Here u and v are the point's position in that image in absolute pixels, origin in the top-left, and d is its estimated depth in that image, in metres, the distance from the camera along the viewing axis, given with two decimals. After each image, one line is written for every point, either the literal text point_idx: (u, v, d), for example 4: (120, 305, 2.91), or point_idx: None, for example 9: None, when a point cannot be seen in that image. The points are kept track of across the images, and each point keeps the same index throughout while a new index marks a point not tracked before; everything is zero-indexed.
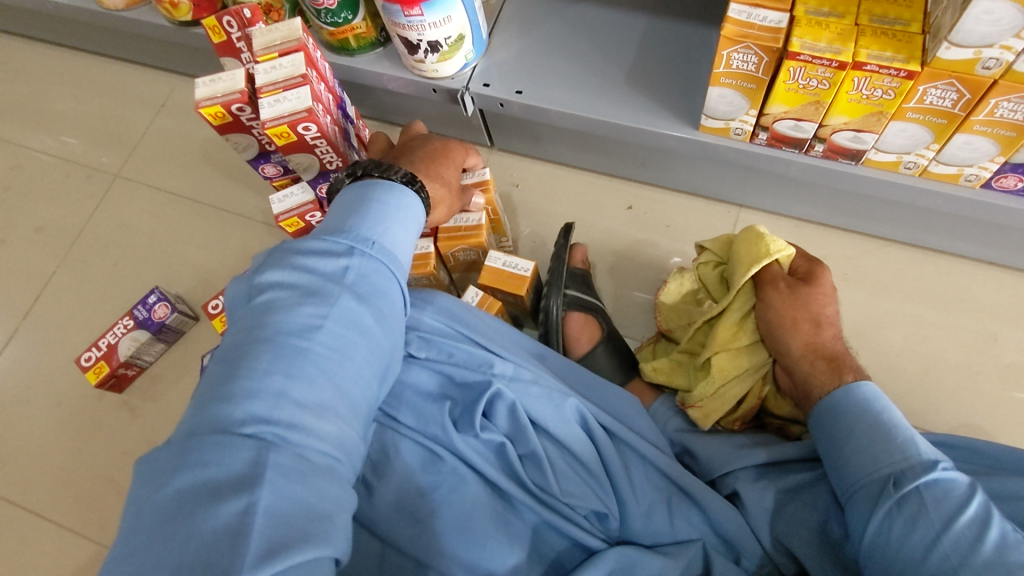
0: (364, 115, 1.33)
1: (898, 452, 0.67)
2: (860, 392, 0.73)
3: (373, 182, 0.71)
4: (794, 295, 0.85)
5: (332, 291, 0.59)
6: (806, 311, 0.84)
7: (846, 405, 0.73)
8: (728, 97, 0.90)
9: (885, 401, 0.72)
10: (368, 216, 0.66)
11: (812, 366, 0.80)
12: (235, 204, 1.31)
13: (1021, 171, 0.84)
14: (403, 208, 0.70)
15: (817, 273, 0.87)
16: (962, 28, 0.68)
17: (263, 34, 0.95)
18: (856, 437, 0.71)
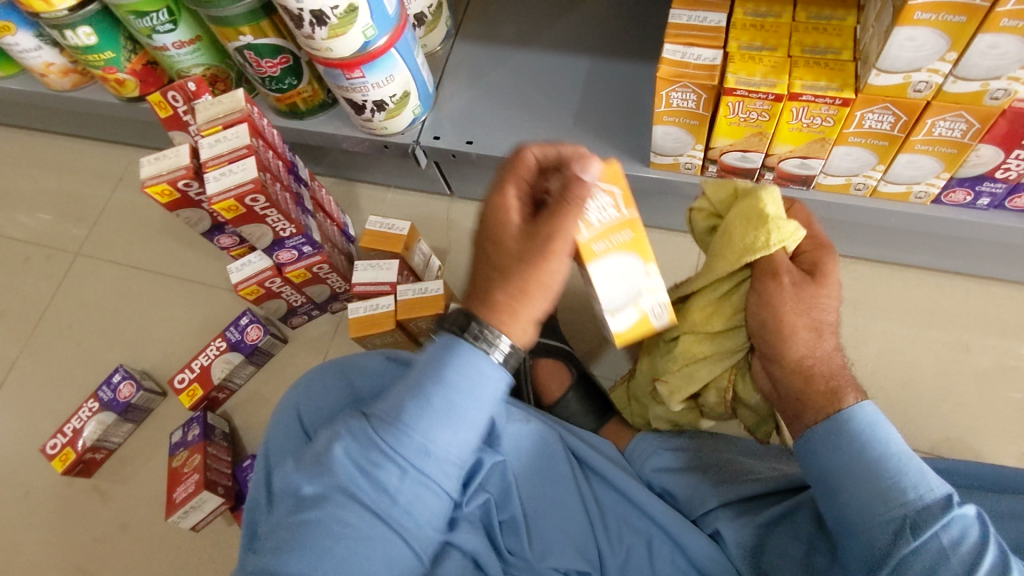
0: (322, 173, 1.32)
1: (909, 489, 0.56)
2: (857, 415, 0.61)
3: (455, 351, 0.58)
4: (798, 294, 0.68)
5: (379, 517, 0.57)
6: (808, 313, 0.68)
7: (844, 429, 0.60)
8: (673, 134, 0.90)
9: (884, 424, 0.60)
10: (417, 410, 0.57)
11: (805, 381, 0.66)
12: (198, 274, 1.29)
13: (968, 184, 0.85)
14: (476, 387, 0.58)
15: (825, 264, 0.71)
16: (888, 55, 0.69)
17: (208, 107, 0.96)
18: (859, 470, 0.58)
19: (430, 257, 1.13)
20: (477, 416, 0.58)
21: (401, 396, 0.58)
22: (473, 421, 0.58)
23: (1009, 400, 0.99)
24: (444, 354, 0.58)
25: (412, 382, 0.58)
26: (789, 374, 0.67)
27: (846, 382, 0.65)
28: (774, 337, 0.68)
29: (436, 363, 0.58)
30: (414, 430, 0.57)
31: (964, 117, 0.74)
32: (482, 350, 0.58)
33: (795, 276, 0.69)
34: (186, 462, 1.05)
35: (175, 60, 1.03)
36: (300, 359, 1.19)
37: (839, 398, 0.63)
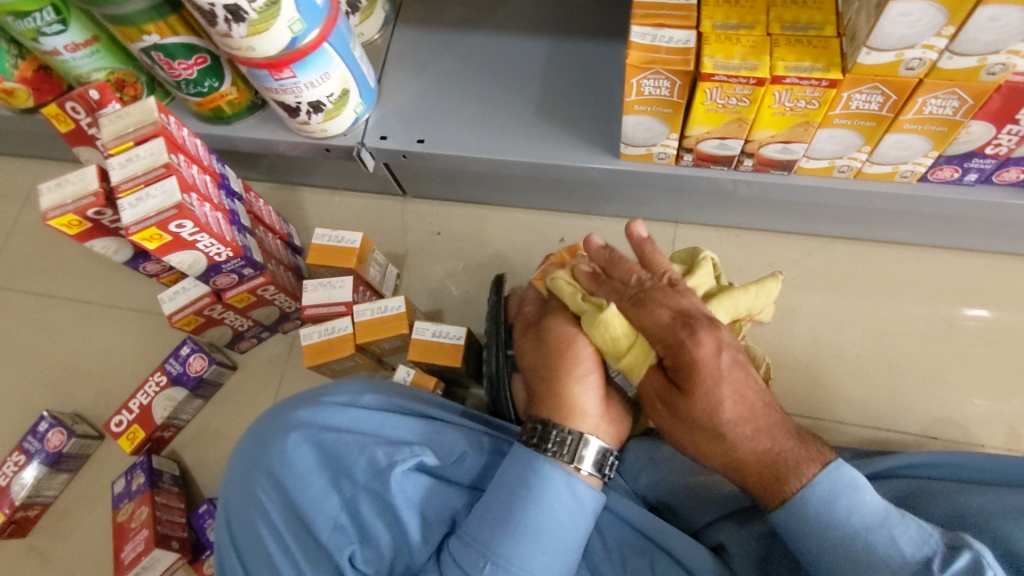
0: (259, 178, 1.20)
1: (886, 567, 0.52)
2: (812, 496, 0.55)
3: (535, 463, 0.63)
4: (678, 414, 0.60)
5: None
6: (730, 388, 0.58)
7: (801, 516, 0.55)
8: (645, 124, 0.82)
9: (848, 490, 0.54)
10: (522, 543, 0.60)
11: (762, 475, 0.57)
12: (128, 299, 1.16)
13: (956, 162, 0.80)
14: (554, 524, 0.62)
15: (687, 360, 0.58)
16: (880, 33, 0.63)
17: (113, 121, 0.82)
18: (827, 560, 0.54)
19: (387, 267, 1.03)
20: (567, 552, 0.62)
21: (493, 517, 0.62)
22: (571, 540, 0.62)
23: (996, 373, 0.97)
24: (524, 469, 0.63)
25: (499, 497, 0.63)
26: (740, 475, 0.59)
27: (796, 450, 0.57)
28: (695, 447, 0.61)
29: (509, 477, 0.64)
30: (503, 557, 0.60)
31: (957, 95, 0.69)
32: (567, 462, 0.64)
33: (663, 392, 0.62)
34: (132, 515, 0.94)
35: (71, 65, 0.89)
36: (252, 387, 1.09)
37: (783, 487, 0.56)
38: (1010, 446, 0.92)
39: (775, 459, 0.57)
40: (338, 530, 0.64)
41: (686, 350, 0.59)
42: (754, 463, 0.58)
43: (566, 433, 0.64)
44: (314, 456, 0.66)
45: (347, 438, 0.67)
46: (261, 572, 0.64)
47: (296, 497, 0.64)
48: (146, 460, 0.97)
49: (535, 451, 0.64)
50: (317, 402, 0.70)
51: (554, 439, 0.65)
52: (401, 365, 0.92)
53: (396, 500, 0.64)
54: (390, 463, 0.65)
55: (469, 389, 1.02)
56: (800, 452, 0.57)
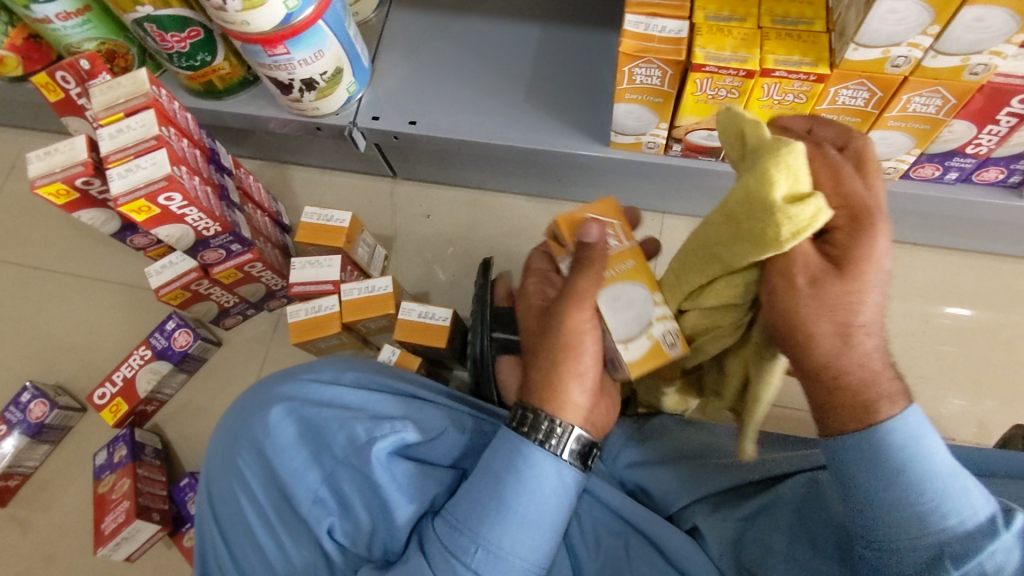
0: (249, 155, 1.20)
1: (950, 514, 0.49)
2: (898, 430, 0.51)
3: (522, 450, 0.59)
4: (822, 298, 0.50)
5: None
6: (878, 297, 0.51)
7: (875, 447, 0.51)
8: (635, 112, 0.83)
9: (928, 434, 0.51)
10: (496, 521, 0.58)
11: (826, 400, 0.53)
12: (114, 273, 1.15)
13: (938, 159, 0.82)
14: (534, 504, 0.58)
15: (859, 247, 0.50)
16: (868, 29, 0.64)
17: (104, 91, 0.81)
18: (888, 496, 0.51)
19: (376, 247, 1.04)
20: (546, 531, 0.59)
21: (469, 496, 0.59)
22: (551, 520, 0.59)
23: (969, 369, 0.99)
24: (503, 452, 0.60)
25: (477, 479, 0.60)
26: (824, 396, 0.53)
27: (891, 383, 0.52)
28: (796, 345, 0.52)
29: (494, 460, 0.60)
30: (479, 535, 0.58)
31: (941, 93, 0.70)
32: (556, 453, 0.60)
33: (813, 270, 0.51)
34: (113, 487, 0.94)
35: (61, 34, 0.88)
36: (237, 363, 1.09)
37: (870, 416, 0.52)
38: (979, 440, 0.95)
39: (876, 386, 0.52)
40: (318, 503, 0.64)
41: (856, 241, 0.51)
42: (857, 380, 0.52)
43: (554, 424, 0.60)
44: (292, 431, 0.67)
45: (328, 413, 0.67)
46: (245, 547, 0.65)
47: (278, 469, 0.65)
48: (129, 433, 0.98)
49: (516, 435, 0.60)
50: (298, 378, 0.71)
51: (539, 426, 0.60)
52: (386, 345, 0.92)
53: (374, 474, 0.64)
54: (369, 439, 0.65)
55: (453, 371, 1.03)
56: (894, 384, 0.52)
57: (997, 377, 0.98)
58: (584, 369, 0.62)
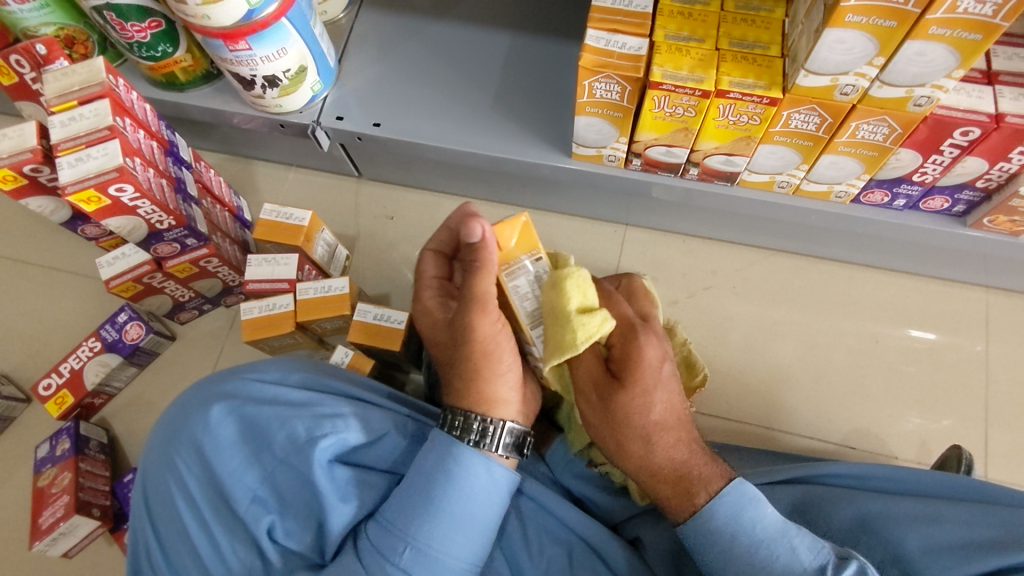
0: (212, 148, 1.18)
1: (785, 572, 0.57)
2: (719, 509, 0.59)
3: (453, 452, 0.61)
4: (607, 407, 0.62)
5: None
6: (664, 396, 0.62)
7: (709, 525, 0.59)
8: (596, 126, 0.84)
9: (749, 505, 0.59)
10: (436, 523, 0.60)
11: (662, 481, 0.62)
12: (68, 261, 1.13)
13: (887, 186, 0.84)
14: (470, 508, 0.61)
15: (633, 357, 0.61)
16: (817, 56, 0.66)
17: (58, 78, 0.80)
18: (733, 567, 0.58)
19: (336, 247, 1.03)
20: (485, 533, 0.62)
21: (403, 499, 0.61)
22: (482, 523, 0.61)
23: (914, 390, 1.02)
24: (441, 458, 0.61)
25: (416, 482, 0.61)
26: (649, 479, 0.63)
27: (705, 468, 0.62)
28: (617, 448, 0.63)
29: (426, 461, 0.62)
30: (421, 539, 0.59)
31: (887, 122, 0.72)
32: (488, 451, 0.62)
33: (602, 384, 0.63)
34: (54, 480, 0.92)
35: (18, 17, 0.87)
36: (190, 358, 1.07)
37: (692, 500, 0.61)
38: (920, 459, 0.97)
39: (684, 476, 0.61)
40: (256, 502, 0.64)
41: (630, 348, 0.62)
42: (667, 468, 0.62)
43: (492, 428, 0.62)
44: (234, 429, 0.66)
45: (269, 412, 0.67)
46: (177, 544, 0.64)
47: (216, 468, 0.64)
48: (73, 426, 0.96)
49: (452, 438, 0.62)
50: (240, 377, 0.71)
51: (470, 427, 0.62)
52: (340, 346, 0.92)
53: (314, 475, 0.64)
54: (311, 439, 0.65)
55: (408, 374, 1.03)
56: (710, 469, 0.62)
57: (940, 398, 1.01)
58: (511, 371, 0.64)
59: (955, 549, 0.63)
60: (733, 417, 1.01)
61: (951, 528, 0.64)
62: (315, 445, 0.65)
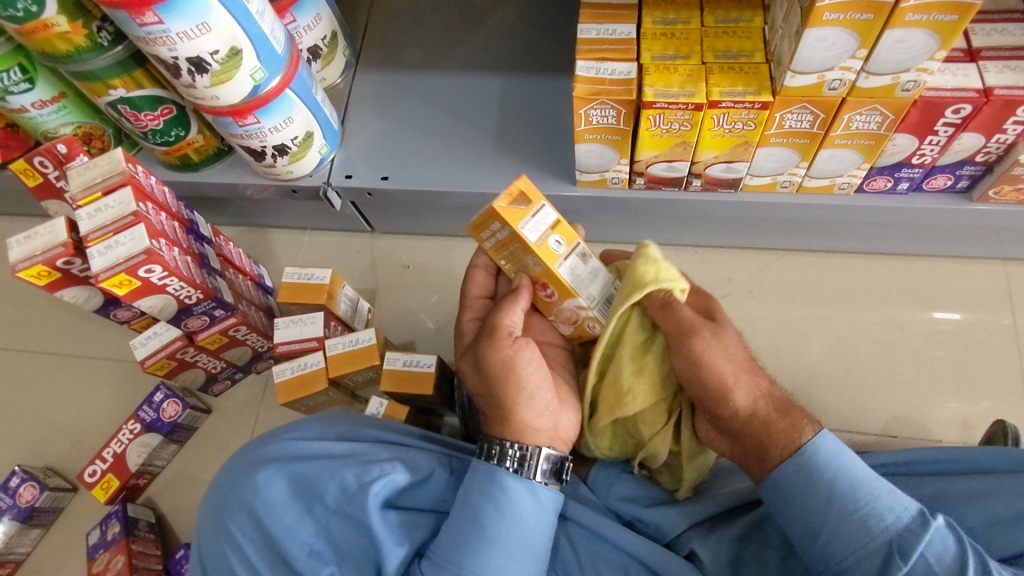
0: (228, 223, 1.22)
1: (886, 512, 0.56)
2: (821, 448, 0.60)
3: (502, 480, 0.62)
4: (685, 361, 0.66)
5: None
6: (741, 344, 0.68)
7: (806, 466, 0.60)
8: (596, 151, 0.87)
9: (843, 450, 0.60)
10: (475, 552, 0.59)
11: (768, 418, 0.64)
12: (101, 348, 1.16)
13: (888, 172, 0.86)
14: (529, 536, 0.61)
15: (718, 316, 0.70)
16: (801, 57, 0.68)
17: (81, 173, 0.84)
18: (833, 511, 0.58)
19: (358, 302, 1.05)
20: (532, 559, 0.61)
21: (456, 534, 0.61)
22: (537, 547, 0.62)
23: (948, 371, 1.01)
24: (488, 485, 0.62)
25: (467, 514, 0.62)
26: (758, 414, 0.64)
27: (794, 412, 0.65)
28: (714, 389, 0.65)
29: (472, 494, 0.62)
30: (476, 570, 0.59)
31: (879, 110, 0.74)
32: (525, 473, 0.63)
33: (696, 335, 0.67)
34: (108, 565, 0.93)
35: (38, 121, 0.92)
36: (227, 428, 1.09)
37: (800, 431, 0.62)
38: (965, 439, 0.96)
39: (786, 412, 0.64)
40: (314, 556, 0.64)
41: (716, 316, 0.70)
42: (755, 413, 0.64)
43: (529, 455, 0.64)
44: (286, 488, 0.67)
45: (315, 465, 0.68)
46: None
47: (270, 528, 0.65)
48: (121, 509, 0.97)
49: (497, 466, 0.63)
50: (282, 438, 0.72)
51: (507, 455, 0.64)
52: (373, 397, 0.93)
53: (368, 520, 0.64)
54: (360, 485, 0.66)
55: (443, 418, 1.04)
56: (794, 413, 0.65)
57: (975, 375, 1.00)
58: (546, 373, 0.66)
59: (1012, 522, 0.63)
60: None
61: (1009, 502, 0.63)
62: (365, 490, 0.65)
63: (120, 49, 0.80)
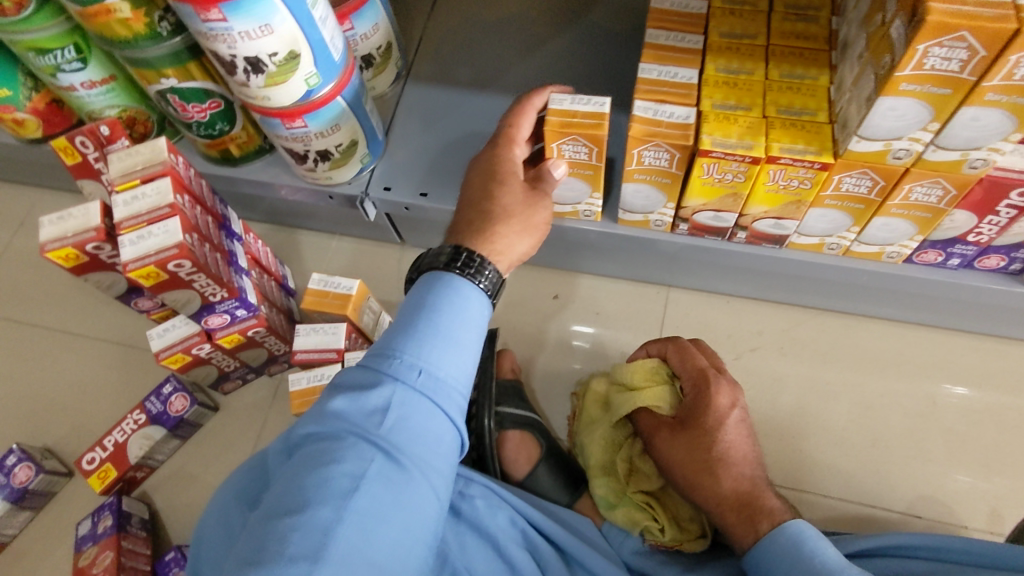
0: (258, 219, 1.21)
1: None
2: (782, 532, 0.66)
3: (439, 277, 0.63)
4: (671, 444, 0.80)
5: (368, 453, 0.53)
6: (728, 433, 0.77)
7: (775, 546, 0.66)
8: (643, 192, 0.86)
9: (815, 536, 0.64)
10: (411, 336, 0.58)
11: (730, 505, 0.73)
12: (114, 332, 1.14)
13: (940, 246, 0.83)
14: (463, 328, 0.61)
15: (703, 403, 0.80)
16: (870, 124, 0.66)
17: (122, 158, 0.83)
18: None
19: (381, 315, 1.04)
20: (469, 346, 0.61)
21: (393, 329, 0.60)
22: (470, 343, 0.61)
23: (978, 453, 0.98)
24: (424, 291, 0.62)
25: (405, 311, 0.61)
26: (718, 508, 0.74)
27: (770, 505, 0.71)
28: (692, 476, 0.77)
29: (414, 297, 0.62)
30: (406, 351, 0.58)
31: (941, 184, 0.72)
32: (468, 277, 0.63)
33: (671, 427, 0.82)
34: (94, 560, 0.90)
35: (85, 101, 0.91)
36: (232, 428, 1.07)
37: (756, 526, 0.70)
38: (992, 528, 0.92)
39: (748, 503, 0.72)
40: None
41: (702, 398, 0.80)
42: (722, 503, 0.74)
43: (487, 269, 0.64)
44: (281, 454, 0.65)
45: None
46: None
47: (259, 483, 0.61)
48: (116, 502, 0.95)
49: (446, 270, 0.63)
50: None
51: (449, 258, 0.65)
52: None
53: None
54: None
55: None
56: (777, 505, 0.71)
57: (1006, 463, 0.97)
58: (537, 225, 0.73)
59: None
60: (791, 485, 0.97)
61: None
62: None
63: (177, 40, 0.80)
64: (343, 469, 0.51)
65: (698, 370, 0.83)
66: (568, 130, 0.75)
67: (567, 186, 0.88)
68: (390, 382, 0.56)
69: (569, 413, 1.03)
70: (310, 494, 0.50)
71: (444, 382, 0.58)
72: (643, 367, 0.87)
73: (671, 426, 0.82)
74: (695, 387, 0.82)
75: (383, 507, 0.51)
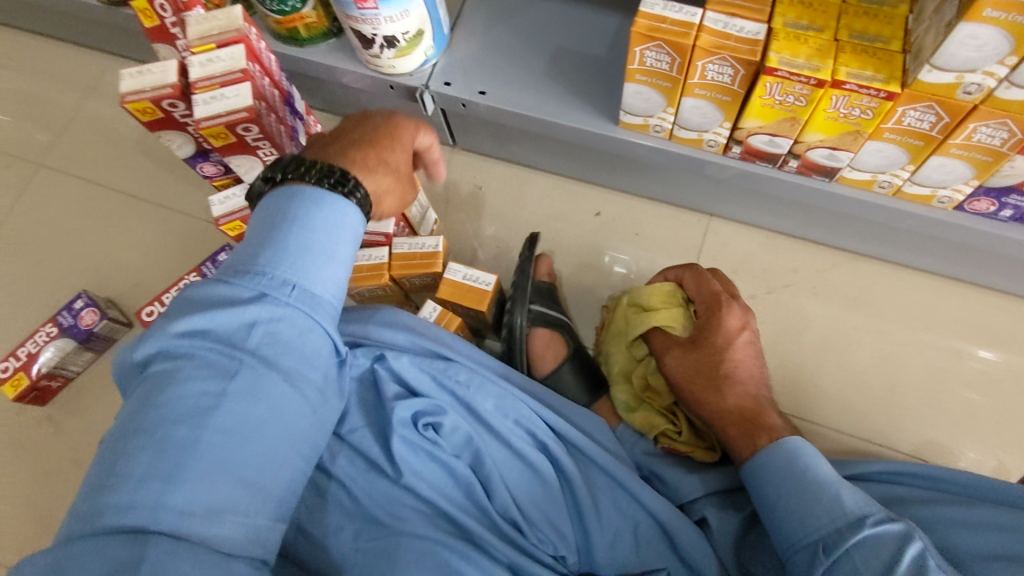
0: (317, 106, 1.25)
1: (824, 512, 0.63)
2: (780, 446, 0.69)
3: (294, 192, 0.59)
4: (681, 361, 0.83)
5: (232, 365, 0.52)
6: (738, 353, 0.80)
7: (771, 459, 0.69)
8: (702, 109, 0.86)
9: (811, 453, 0.68)
10: (267, 250, 0.56)
11: (733, 420, 0.76)
12: (175, 199, 1.21)
13: (995, 195, 0.83)
14: (329, 243, 0.59)
15: (713, 324, 0.83)
16: (945, 52, 0.65)
17: (201, 22, 0.86)
18: (784, 498, 0.66)
19: (427, 211, 1.07)
20: (341, 264, 0.59)
21: (246, 243, 0.57)
22: (344, 259, 0.60)
23: (995, 409, 0.99)
24: (281, 200, 0.59)
25: (256, 227, 0.58)
26: (721, 422, 0.77)
27: (772, 423, 0.74)
28: (698, 391, 0.80)
29: (258, 214, 0.59)
30: (275, 267, 0.55)
31: (1007, 126, 0.71)
32: (342, 195, 0.60)
33: (684, 344, 0.84)
34: None
35: None
36: None
37: (755, 440, 0.73)
38: None
39: (750, 420, 0.75)
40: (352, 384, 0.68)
41: (712, 320, 0.83)
42: (727, 418, 0.77)
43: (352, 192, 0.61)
44: None
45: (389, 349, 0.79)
46: None
47: None
48: None
49: (316, 187, 0.59)
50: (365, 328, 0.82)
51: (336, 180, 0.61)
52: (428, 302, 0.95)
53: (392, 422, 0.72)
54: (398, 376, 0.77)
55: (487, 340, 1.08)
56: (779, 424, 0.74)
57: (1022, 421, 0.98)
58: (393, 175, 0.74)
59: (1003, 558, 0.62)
60: (803, 415, 1.01)
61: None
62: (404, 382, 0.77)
63: None
64: (197, 389, 0.50)
65: (712, 295, 0.86)
66: (655, 36, 0.76)
67: (642, 96, 0.88)
68: (261, 297, 0.54)
69: (598, 323, 1.07)
70: (172, 418, 0.48)
71: (316, 296, 0.57)
72: (665, 292, 0.92)
73: (682, 344, 0.84)
74: (707, 311, 0.85)
75: (249, 423, 0.51)
